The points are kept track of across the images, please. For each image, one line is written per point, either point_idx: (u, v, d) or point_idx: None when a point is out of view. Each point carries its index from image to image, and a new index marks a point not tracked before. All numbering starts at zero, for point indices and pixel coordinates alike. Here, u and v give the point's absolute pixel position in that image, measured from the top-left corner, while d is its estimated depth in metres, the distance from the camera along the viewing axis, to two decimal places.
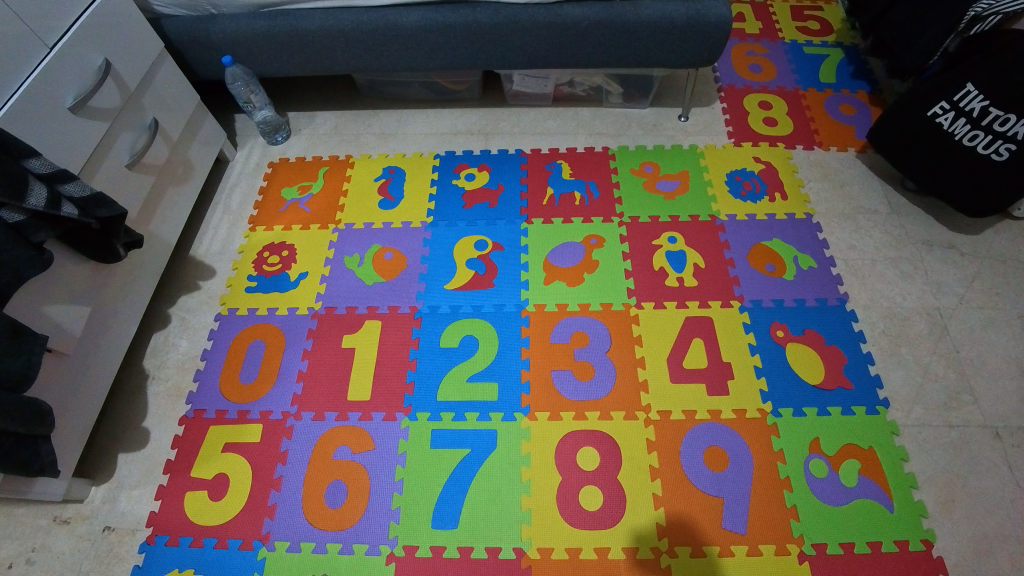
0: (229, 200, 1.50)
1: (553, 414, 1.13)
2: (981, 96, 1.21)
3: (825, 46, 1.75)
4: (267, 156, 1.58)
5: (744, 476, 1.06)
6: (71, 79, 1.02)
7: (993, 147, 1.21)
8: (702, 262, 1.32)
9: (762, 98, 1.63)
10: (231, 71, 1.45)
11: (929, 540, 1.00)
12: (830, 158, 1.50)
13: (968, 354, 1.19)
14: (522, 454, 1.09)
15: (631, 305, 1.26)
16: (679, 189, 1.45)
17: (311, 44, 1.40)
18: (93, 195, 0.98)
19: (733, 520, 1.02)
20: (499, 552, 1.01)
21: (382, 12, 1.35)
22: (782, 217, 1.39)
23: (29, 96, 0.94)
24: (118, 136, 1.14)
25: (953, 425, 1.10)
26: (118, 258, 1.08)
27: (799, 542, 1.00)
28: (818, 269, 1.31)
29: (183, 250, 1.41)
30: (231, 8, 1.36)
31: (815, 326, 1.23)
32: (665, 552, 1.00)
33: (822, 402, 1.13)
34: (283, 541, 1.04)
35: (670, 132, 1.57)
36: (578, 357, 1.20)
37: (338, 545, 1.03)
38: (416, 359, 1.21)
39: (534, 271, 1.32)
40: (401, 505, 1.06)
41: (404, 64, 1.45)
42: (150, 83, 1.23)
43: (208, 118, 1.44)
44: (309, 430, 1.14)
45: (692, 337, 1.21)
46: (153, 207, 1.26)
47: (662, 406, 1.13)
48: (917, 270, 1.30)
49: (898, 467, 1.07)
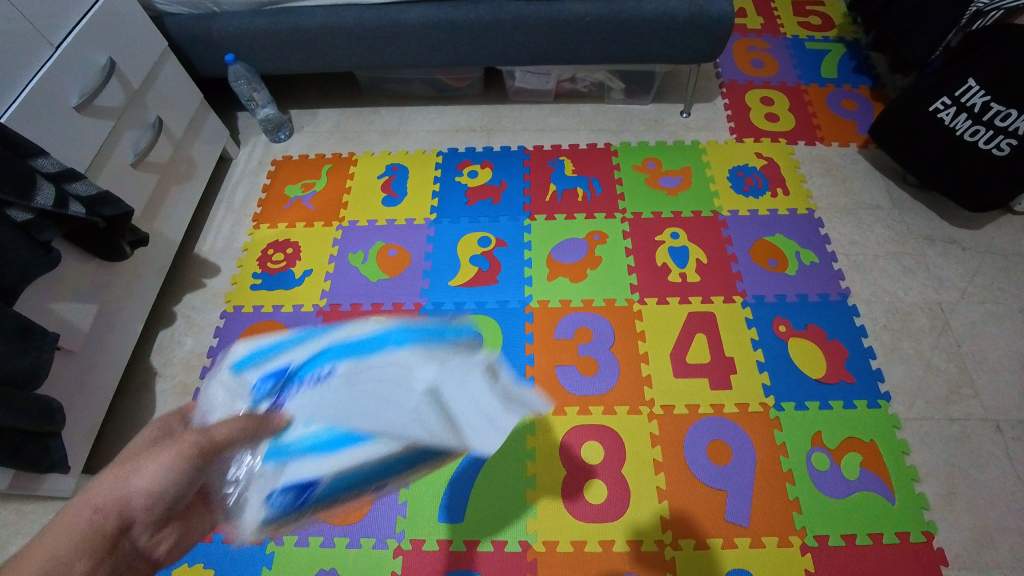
0: (232, 198, 1.50)
1: (558, 409, 1.14)
2: (982, 91, 1.21)
3: (826, 41, 1.76)
4: (270, 154, 1.58)
5: (746, 469, 1.07)
6: (76, 79, 1.03)
7: (994, 142, 1.22)
8: (705, 258, 1.33)
9: (764, 94, 1.64)
10: (233, 70, 1.44)
11: (929, 532, 1.01)
12: (831, 153, 1.51)
13: (968, 348, 1.19)
14: (527, 448, 1.10)
15: (634, 301, 1.27)
16: (681, 185, 1.46)
17: (312, 42, 1.40)
18: (99, 194, 0.99)
19: (736, 512, 1.03)
20: (505, 545, 1.02)
21: (383, 9, 1.35)
22: (784, 213, 1.40)
23: (36, 97, 0.95)
24: (121, 135, 1.14)
25: (954, 418, 1.11)
26: (124, 256, 1.08)
27: (801, 534, 1.01)
28: (820, 264, 1.32)
29: (187, 249, 1.41)
30: (232, 5, 1.36)
31: (816, 321, 1.23)
32: (669, 544, 1.01)
33: (825, 396, 1.14)
34: (291, 536, 1.05)
35: (671, 127, 1.58)
36: (582, 352, 1.20)
37: (346, 539, 1.04)
38: None
39: (537, 267, 1.33)
40: (408, 499, 1.07)
41: (406, 61, 1.45)
42: (154, 82, 1.24)
43: (211, 116, 1.44)
44: None
45: (695, 333, 1.22)
46: (157, 206, 1.27)
47: (666, 400, 1.14)
48: (919, 265, 1.31)
49: (899, 459, 1.08)
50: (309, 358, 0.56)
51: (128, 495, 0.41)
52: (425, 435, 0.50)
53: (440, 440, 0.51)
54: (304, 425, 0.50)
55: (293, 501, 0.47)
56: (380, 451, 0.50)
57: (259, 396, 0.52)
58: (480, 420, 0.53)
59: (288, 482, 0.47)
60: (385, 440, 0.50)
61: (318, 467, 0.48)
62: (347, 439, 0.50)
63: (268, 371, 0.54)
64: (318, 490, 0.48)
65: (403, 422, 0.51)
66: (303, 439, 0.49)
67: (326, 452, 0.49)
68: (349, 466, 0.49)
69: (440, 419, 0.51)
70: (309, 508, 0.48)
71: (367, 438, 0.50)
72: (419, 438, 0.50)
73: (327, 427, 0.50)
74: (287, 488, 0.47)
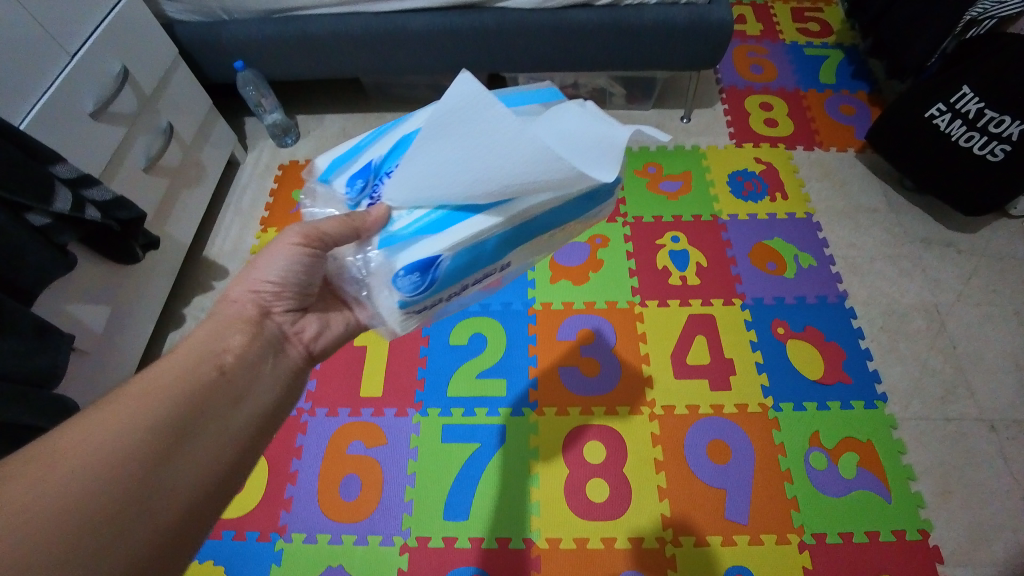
0: (240, 201, 1.53)
1: (560, 409, 1.16)
2: (976, 98, 1.23)
3: (824, 47, 1.78)
4: (277, 158, 1.61)
5: (745, 468, 1.09)
6: (92, 86, 1.05)
7: (988, 148, 1.24)
8: (705, 261, 1.35)
9: (763, 99, 1.66)
10: (243, 76, 1.48)
11: (925, 530, 1.03)
12: (830, 158, 1.53)
13: (964, 349, 1.22)
14: (530, 447, 1.13)
15: (635, 303, 1.29)
16: (681, 190, 1.48)
17: (320, 48, 1.43)
18: (114, 199, 1.01)
19: (735, 510, 1.05)
20: (509, 542, 1.04)
21: (389, 17, 1.37)
22: (783, 217, 1.42)
23: (52, 103, 0.97)
24: (134, 140, 1.17)
25: (950, 418, 1.13)
26: (136, 258, 1.11)
27: (799, 532, 1.03)
28: (819, 267, 1.34)
29: (196, 251, 1.44)
30: (242, 13, 1.38)
31: (815, 323, 1.26)
32: (670, 541, 1.03)
33: (822, 396, 1.16)
34: (299, 533, 1.07)
35: (672, 132, 1.60)
36: (584, 353, 1.23)
37: (353, 536, 1.06)
38: (426, 357, 1.24)
39: (540, 270, 1.35)
40: (413, 497, 1.09)
41: (412, 66, 1.47)
42: (165, 88, 1.26)
43: (219, 122, 1.47)
44: (322, 426, 1.17)
45: (695, 334, 1.25)
46: (167, 210, 1.29)
47: (666, 401, 1.16)
48: (915, 267, 1.33)
49: (895, 459, 1.10)
50: (387, 151, 0.59)
51: (261, 287, 0.62)
52: (522, 204, 0.54)
53: (538, 205, 0.55)
54: (410, 214, 0.55)
55: (422, 278, 0.54)
56: (490, 224, 0.54)
57: (356, 198, 0.61)
58: (584, 159, 0.49)
59: (409, 262, 0.54)
60: (486, 215, 0.54)
61: (439, 248, 0.54)
62: (453, 219, 0.54)
63: (355, 172, 0.61)
64: (438, 266, 0.54)
65: (506, 172, 0.49)
66: (413, 224, 0.55)
67: (438, 235, 0.54)
68: (462, 241, 0.54)
69: (547, 163, 0.48)
70: (438, 282, 0.55)
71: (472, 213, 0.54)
72: (516, 208, 0.54)
73: (431, 211, 0.55)
74: (411, 268, 0.54)
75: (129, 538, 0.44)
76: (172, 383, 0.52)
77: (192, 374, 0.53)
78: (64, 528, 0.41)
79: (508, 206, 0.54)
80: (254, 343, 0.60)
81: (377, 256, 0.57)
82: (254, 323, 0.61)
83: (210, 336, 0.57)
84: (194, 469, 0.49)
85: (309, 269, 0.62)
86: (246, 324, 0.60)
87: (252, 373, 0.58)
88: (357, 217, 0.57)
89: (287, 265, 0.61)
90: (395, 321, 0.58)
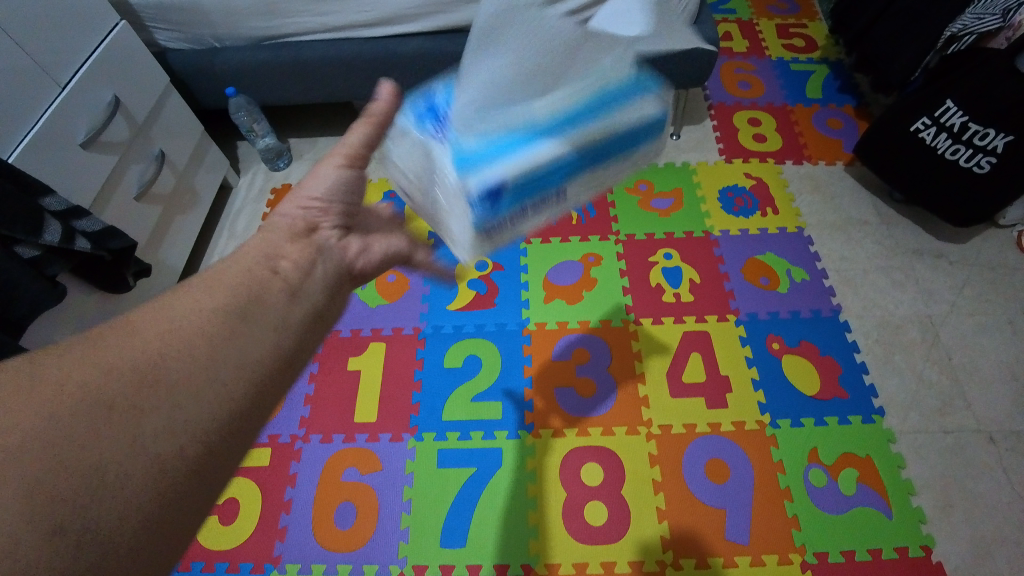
0: (234, 225, 1.52)
1: (557, 431, 1.15)
2: (960, 112, 1.25)
3: (810, 62, 1.81)
4: (270, 182, 1.61)
5: (744, 487, 1.08)
6: (83, 116, 1.06)
7: (974, 160, 1.25)
8: (698, 277, 1.36)
9: (752, 115, 1.68)
10: (235, 101, 1.48)
11: (928, 546, 1.02)
12: (819, 171, 1.54)
13: (960, 360, 1.21)
14: (527, 470, 1.11)
15: (630, 322, 1.29)
16: (673, 207, 1.49)
17: (311, 73, 1.44)
18: (105, 229, 1.01)
19: (736, 530, 1.04)
20: (508, 569, 1.02)
21: (381, 42, 1.39)
22: (775, 231, 1.43)
23: (43, 135, 0.97)
24: (126, 169, 1.17)
25: (948, 430, 1.13)
26: (127, 287, 1.10)
27: (801, 551, 1.02)
28: (812, 281, 1.34)
29: (189, 276, 1.43)
30: (234, 40, 1.40)
31: (810, 337, 1.26)
32: (670, 564, 1.02)
33: (820, 411, 1.16)
34: (294, 563, 1.05)
35: (663, 149, 1.61)
36: (580, 373, 1.22)
37: (349, 566, 1.04)
38: (421, 380, 1.23)
39: (534, 289, 1.35)
40: (410, 524, 1.07)
41: (404, 90, 1.49)
42: (157, 115, 1.27)
43: (212, 147, 1.47)
44: (317, 452, 1.16)
45: (690, 352, 1.24)
46: (160, 236, 1.29)
47: (663, 420, 1.16)
48: (908, 279, 1.34)
49: (895, 473, 1.09)
50: (449, 84, 0.59)
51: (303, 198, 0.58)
52: (591, 129, 0.55)
53: (604, 131, 0.56)
54: (478, 134, 0.54)
55: (495, 195, 0.52)
56: (560, 148, 0.54)
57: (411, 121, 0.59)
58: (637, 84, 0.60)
59: (484, 178, 0.52)
60: (557, 137, 0.54)
61: (511, 163, 0.52)
62: (525, 140, 0.54)
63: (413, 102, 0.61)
64: (505, 190, 0.53)
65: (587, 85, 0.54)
66: (482, 143, 0.53)
67: (509, 152, 0.53)
68: (535, 160, 0.53)
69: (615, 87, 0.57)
70: (508, 202, 0.54)
71: (544, 135, 0.54)
72: (586, 132, 0.55)
73: (502, 132, 0.54)
74: (487, 183, 0.52)
75: (174, 473, 0.38)
76: (228, 277, 0.49)
77: (246, 268, 0.50)
78: (111, 456, 0.36)
79: (579, 129, 0.55)
80: (306, 247, 0.55)
81: (442, 173, 0.54)
82: (302, 233, 0.56)
83: (254, 239, 0.54)
84: (246, 407, 0.43)
85: (352, 184, 0.61)
86: (293, 226, 0.56)
87: (304, 278, 0.53)
88: (376, 110, 0.58)
89: (335, 178, 0.59)
90: (466, 242, 0.56)
